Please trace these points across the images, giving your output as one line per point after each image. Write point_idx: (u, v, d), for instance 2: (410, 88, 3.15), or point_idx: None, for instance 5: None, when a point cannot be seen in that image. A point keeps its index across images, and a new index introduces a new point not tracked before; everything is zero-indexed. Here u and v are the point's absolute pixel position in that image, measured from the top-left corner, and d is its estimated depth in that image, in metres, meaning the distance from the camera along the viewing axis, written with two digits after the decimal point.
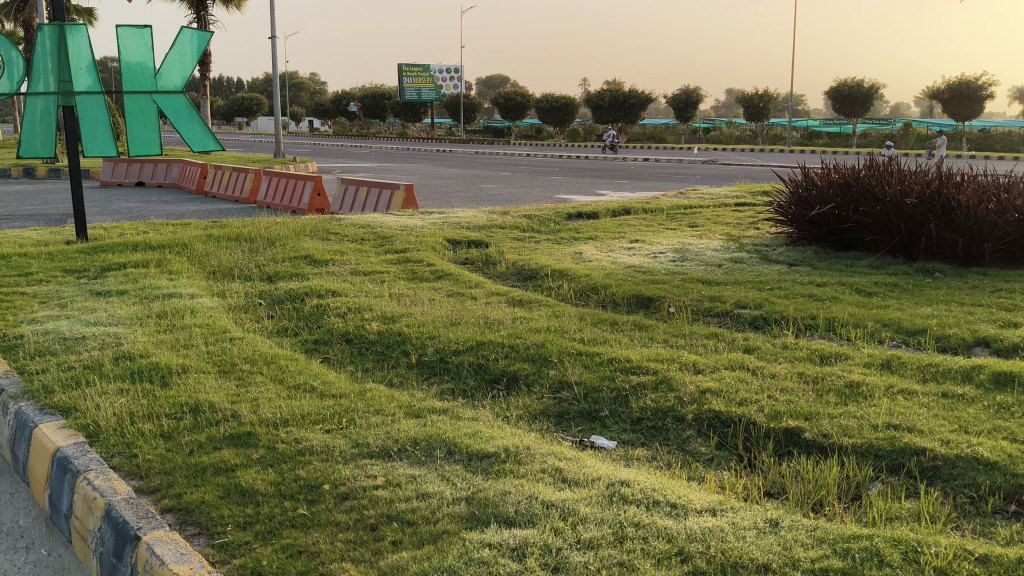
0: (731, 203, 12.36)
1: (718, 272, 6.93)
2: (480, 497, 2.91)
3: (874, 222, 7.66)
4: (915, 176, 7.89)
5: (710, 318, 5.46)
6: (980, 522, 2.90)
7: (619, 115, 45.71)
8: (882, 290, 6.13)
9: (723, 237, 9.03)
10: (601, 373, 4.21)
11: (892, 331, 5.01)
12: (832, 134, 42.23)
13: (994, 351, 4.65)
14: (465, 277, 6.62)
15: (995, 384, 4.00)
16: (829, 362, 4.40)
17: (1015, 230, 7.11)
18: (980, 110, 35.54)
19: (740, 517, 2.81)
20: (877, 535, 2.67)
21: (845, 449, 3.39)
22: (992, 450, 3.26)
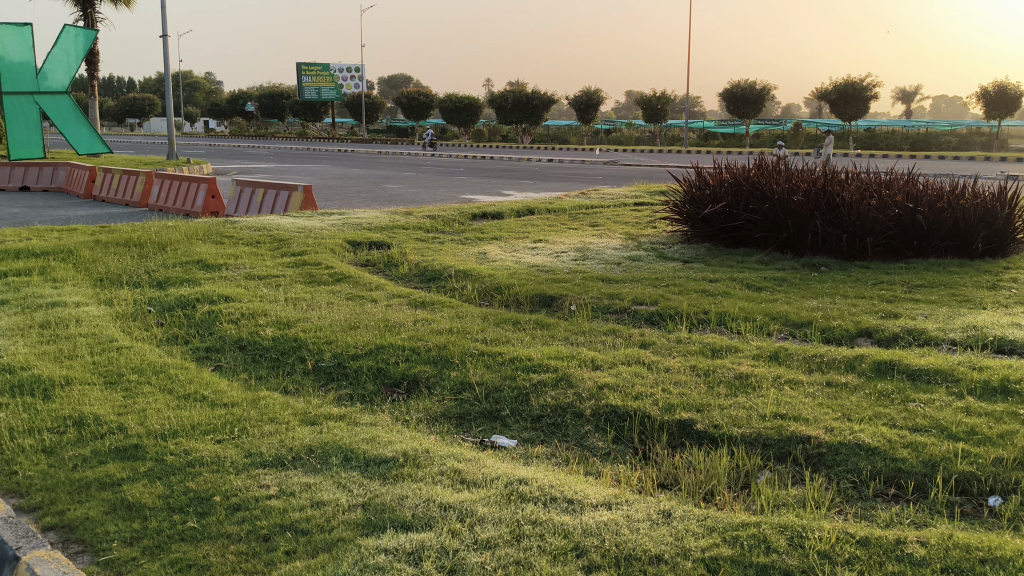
0: (631, 202, 12.56)
1: (617, 269, 7.04)
2: (376, 502, 2.88)
3: (763, 219, 7.91)
4: (802, 174, 8.17)
5: (609, 316, 5.54)
6: (862, 506, 3.03)
7: (522, 115, 45.82)
8: (771, 285, 6.33)
9: (622, 236, 9.18)
10: (501, 372, 4.21)
11: (780, 324, 5.19)
12: (727, 134, 43.41)
13: (876, 341, 4.86)
14: (364, 279, 6.55)
15: (876, 372, 4.17)
16: (722, 355, 4.52)
17: (894, 225, 7.44)
18: (865, 110, 36.91)
19: (634, 509, 2.86)
20: (765, 522, 2.75)
21: (735, 439, 3.49)
22: (873, 436, 3.39)
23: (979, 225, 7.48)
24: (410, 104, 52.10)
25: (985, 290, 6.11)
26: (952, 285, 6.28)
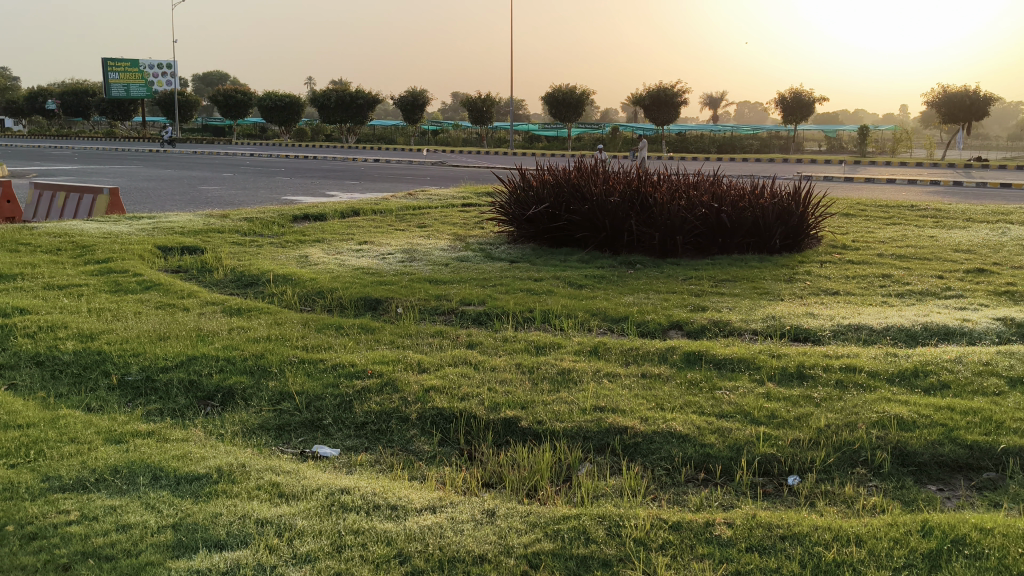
0: (457, 203, 12.63)
1: (443, 270, 7.05)
2: (188, 522, 2.75)
3: (583, 220, 8.14)
4: (618, 176, 8.47)
5: (436, 317, 5.53)
6: (674, 492, 3.16)
7: (346, 115, 45.05)
8: (592, 282, 6.52)
9: (448, 237, 9.19)
10: (324, 380, 4.12)
11: (600, 319, 5.35)
12: (550, 137, 44.46)
13: (687, 333, 5.10)
14: (176, 287, 6.25)
15: (686, 363, 4.38)
16: (545, 352, 4.61)
17: (701, 224, 7.86)
18: (677, 116, 38.66)
19: (458, 511, 2.86)
20: (584, 514, 2.82)
21: (557, 434, 3.56)
22: (684, 424, 3.55)
23: (777, 223, 8.01)
24: (229, 104, 50.17)
25: (784, 283, 6.54)
26: (754, 279, 6.69)
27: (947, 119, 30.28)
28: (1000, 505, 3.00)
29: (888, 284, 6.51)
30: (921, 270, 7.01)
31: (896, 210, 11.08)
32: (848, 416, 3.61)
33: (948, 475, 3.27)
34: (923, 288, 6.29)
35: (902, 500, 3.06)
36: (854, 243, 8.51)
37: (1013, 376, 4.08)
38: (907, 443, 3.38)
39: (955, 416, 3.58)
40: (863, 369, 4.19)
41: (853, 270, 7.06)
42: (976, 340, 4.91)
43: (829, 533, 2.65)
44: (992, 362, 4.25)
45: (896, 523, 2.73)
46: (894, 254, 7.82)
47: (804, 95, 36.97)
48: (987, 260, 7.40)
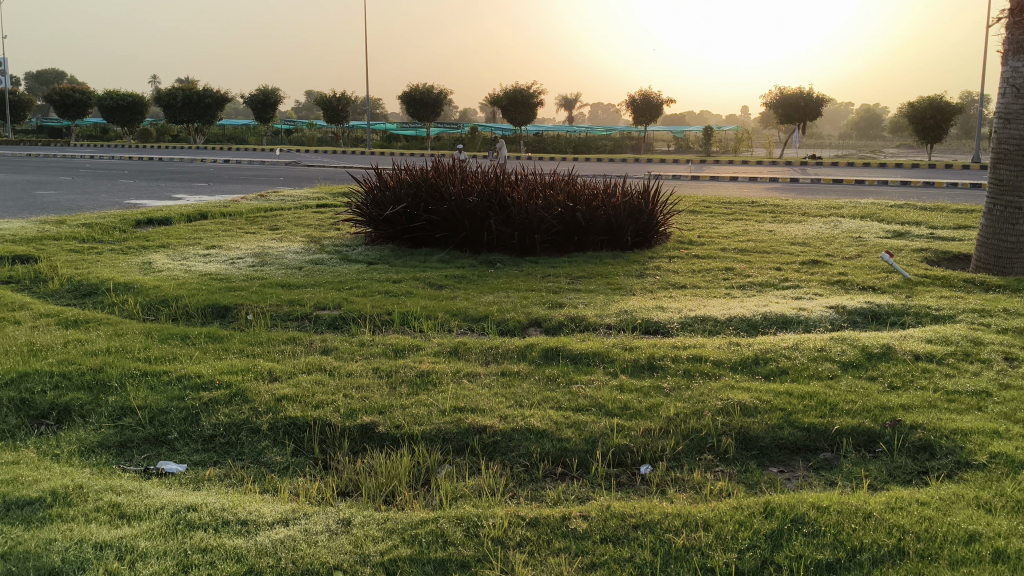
0: (312, 204, 12.37)
1: (297, 274, 6.89)
2: (18, 551, 2.56)
3: (442, 220, 8.12)
4: (475, 176, 8.49)
5: (289, 323, 5.39)
6: (533, 487, 3.20)
7: (195, 115, 43.32)
8: (451, 283, 6.51)
9: (302, 239, 8.99)
10: (169, 394, 3.94)
11: (459, 319, 5.35)
12: (408, 136, 44.21)
13: (544, 330, 5.17)
14: (6, 299, 5.84)
15: (544, 359, 4.44)
16: (403, 355, 4.57)
17: (558, 222, 7.99)
18: (533, 117, 39.01)
19: (312, 522, 2.79)
20: (442, 517, 2.81)
21: (415, 437, 3.53)
22: (541, 420, 3.59)
23: (628, 220, 8.24)
24: (66, 104, 47.33)
25: (635, 278, 6.73)
26: (608, 275, 6.85)
27: (784, 120, 31.97)
28: (835, 483, 3.18)
29: (731, 277, 6.80)
30: (762, 262, 7.37)
31: (738, 206, 11.61)
32: (696, 404, 3.74)
33: (788, 457, 3.45)
34: (764, 280, 6.61)
35: (747, 483, 3.20)
36: (701, 238, 8.85)
37: (845, 360, 4.34)
38: (750, 428, 3.53)
39: (793, 400, 3.77)
40: (710, 358, 4.36)
41: (700, 264, 7.34)
42: (811, 327, 5.21)
43: (679, 519, 2.74)
44: (826, 348, 4.51)
45: (741, 506, 2.85)
46: (738, 248, 8.19)
47: (653, 97, 38.18)
48: (821, 252, 7.86)
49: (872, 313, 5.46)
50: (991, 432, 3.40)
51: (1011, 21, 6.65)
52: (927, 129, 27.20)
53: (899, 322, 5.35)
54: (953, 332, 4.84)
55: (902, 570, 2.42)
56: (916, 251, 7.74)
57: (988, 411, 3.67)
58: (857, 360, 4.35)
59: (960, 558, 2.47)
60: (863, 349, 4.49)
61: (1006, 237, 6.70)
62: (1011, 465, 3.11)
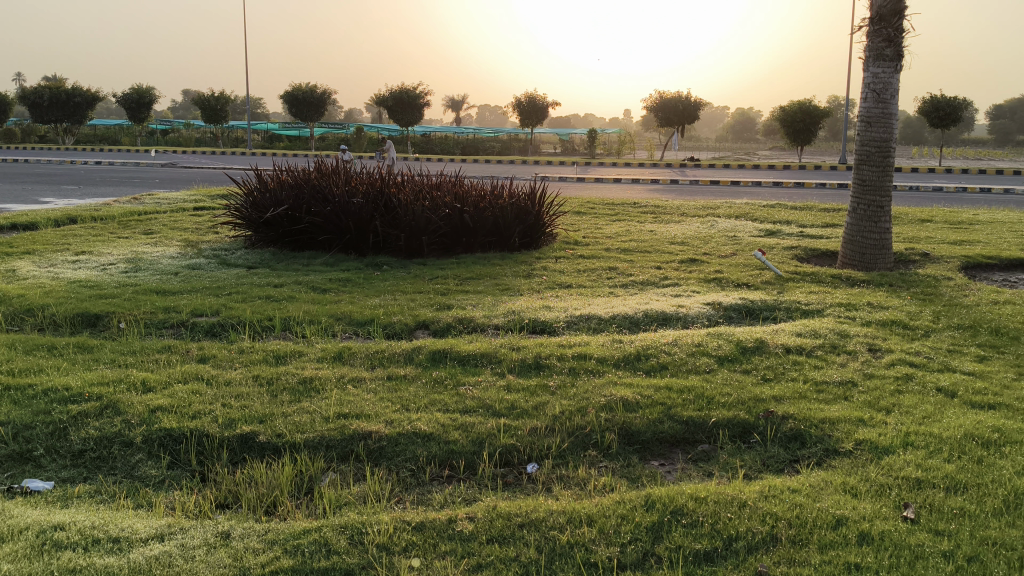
0: (190, 207, 11.98)
1: (173, 280, 6.67)
2: None
3: (325, 222, 7.98)
4: (360, 177, 8.39)
5: (164, 331, 5.21)
6: (419, 492, 3.18)
7: (63, 115, 41.33)
8: (336, 286, 6.42)
9: (178, 243, 8.70)
10: (34, 408, 3.74)
11: (344, 324, 5.27)
12: (291, 137, 43.31)
13: (432, 333, 5.15)
14: None
15: (431, 362, 4.43)
16: (285, 362, 4.47)
17: (445, 224, 7.98)
18: (419, 117, 38.70)
19: (189, 537, 2.71)
20: (325, 525, 2.76)
21: (298, 445, 3.45)
22: (428, 423, 3.58)
23: (515, 221, 8.30)
24: None
25: (522, 278, 6.79)
26: (496, 276, 6.88)
27: (665, 123, 32.82)
28: (712, 473, 3.29)
29: (615, 276, 6.94)
30: (643, 261, 7.55)
31: (621, 207, 11.85)
32: (581, 401, 3.80)
33: (668, 450, 3.55)
34: (645, 278, 6.77)
35: (629, 478, 3.27)
36: (585, 239, 8.99)
37: (721, 355, 4.49)
38: (632, 423, 3.61)
39: (674, 395, 3.88)
40: (594, 356, 4.44)
41: (584, 264, 7.46)
42: (690, 324, 5.36)
43: (563, 516, 2.78)
44: (704, 343, 4.65)
45: (623, 500, 2.91)
46: (621, 247, 8.37)
47: (539, 99, 38.51)
48: (699, 250, 8.10)
49: (746, 308, 5.66)
50: (856, 420, 3.58)
51: (871, 29, 7.02)
52: (797, 132, 28.40)
53: (772, 317, 5.56)
54: (822, 325, 5.08)
55: (776, 555, 2.52)
56: (787, 249, 8.08)
57: (854, 400, 3.86)
58: (732, 354, 4.50)
59: (828, 542, 2.59)
60: (738, 343, 4.65)
61: (869, 234, 7.07)
62: (874, 451, 3.28)
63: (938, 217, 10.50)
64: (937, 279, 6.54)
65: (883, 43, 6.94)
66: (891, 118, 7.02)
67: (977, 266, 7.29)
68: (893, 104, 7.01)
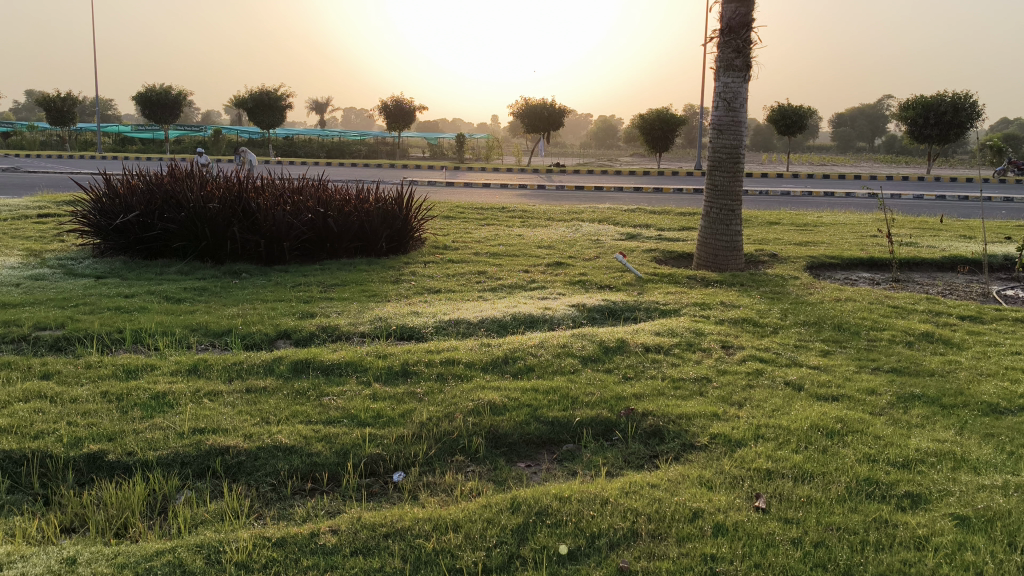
0: (32, 214, 11.28)
1: (14, 292, 6.26)
2: None
3: (180, 228, 7.69)
4: (217, 182, 8.12)
5: (3, 347, 4.88)
6: (280, 506, 3.09)
7: None
8: (192, 296, 6.18)
9: (19, 252, 8.18)
10: None
11: (200, 335, 5.08)
12: (145, 140, 41.47)
13: (294, 342, 5.03)
14: None
15: (293, 372, 4.32)
16: (136, 376, 4.27)
17: (307, 229, 7.82)
18: (281, 118, 37.72)
19: (30, 565, 2.54)
20: (180, 545, 2.66)
21: (150, 463, 3.30)
22: (289, 436, 3.49)
23: (381, 226, 8.22)
24: None
25: (389, 284, 6.73)
26: (361, 282, 6.80)
27: (530, 129, 33.25)
28: (576, 472, 3.34)
29: (483, 280, 6.98)
30: (510, 265, 7.61)
31: (488, 212, 11.94)
32: (448, 407, 3.79)
33: (535, 451, 3.59)
34: (512, 282, 6.83)
35: (496, 480, 3.28)
36: (452, 243, 9.01)
37: (585, 355, 4.58)
38: (499, 426, 3.63)
39: (539, 396, 3.92)
40: (461, 360, 4.44)
41: (452, 269, 7.46)
42: (555, 326, 5.44)
43: (428, 524, 2.76)
44: (568, 344, 4.73)
45: (489, 504, 2.91)
46: (488, 252, 8.42)
47: (404, 103, 38.24)
48: (564, 254, 8.25)
49: (609, 309, 5.80)
50: (711, 415, 3.72)
51: (722, 40, 7.31)
52: (656, 139, 29.33)
53: (633, 317, 5.72)
54: (679, 324, 5.25)
55: (636, 550, 2.58)
56: (647, 251, 8.32)
57: (709, 395, 4.01)
58: (595, 354, 4.60)
59: (686, 534, 2.67)
60: (601, 343, 4.75)
61: (722, 236, 7.37)
62: (728, 444, 3.42)
63: (786, 220, 11.06)
64: (785, 279, 6.87)
65: (733, 54, 7.24)
66: (740, 126, 7.33)
67: (822, 266, 7.71)
68: (742, 112, 7.32)
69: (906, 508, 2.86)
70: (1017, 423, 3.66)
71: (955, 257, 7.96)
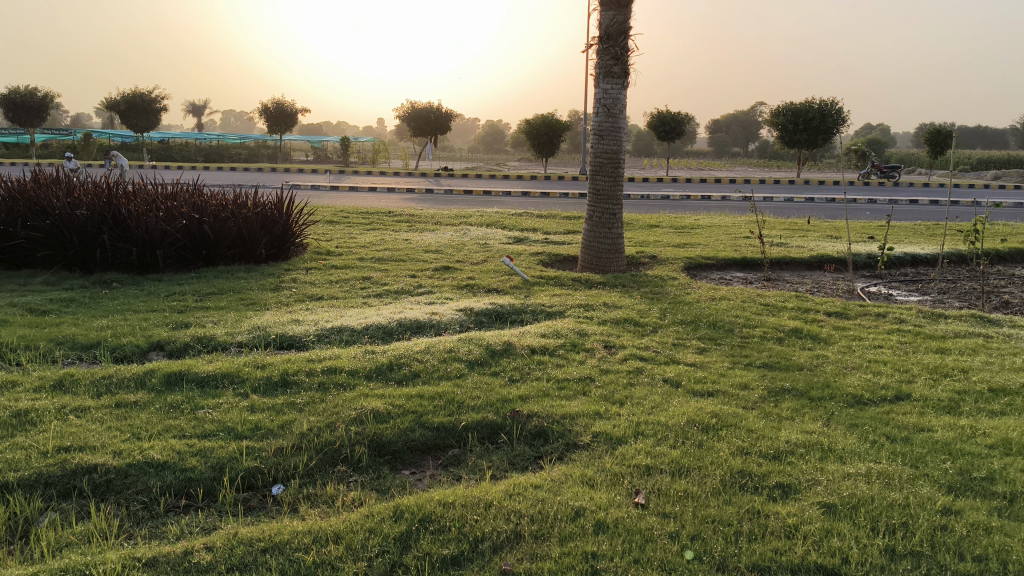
0: None
1: None
2: None
3: (45, 236, 7.34)
4: (84, 188, 7.78)
5: None
6: (152, 525, 2.97)
7: None
8: (58, 308, 5.90)
9: None
10: None
11: (66, 348, 4.85)
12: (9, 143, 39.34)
13: (167, 354, 4.86)
14: None
15: (166, 385, 4.17)
16: None
17: (182, 236, 7.51)
18: (156, 120, 36.43)
19: None
20: (43, 571, 2.52)
21: (11, 485, 3.13)
22: (162, 451, 3.37)
23: (260, 232, 7.99)
24: None
25: (269, 291, 6.59)
26: (241, 290, 6.63)
27: (417, 133, 33.12)
28: (461, 477, 3.34)
29: (368, 286, 6.91)
30: (396, 270, 7.56)
31: (375, 216, 11.82)
32: (329, 416, 3.73)
33: (419, 457, 3.57)
34: (397, 287, 6.79)
35: (379, 489, 3.25)
36: (336, 248, 8.88)
37: (471, 359, 4.58)
38: (382, 434, 3.60)
39: (424, 402, 3.91)
40: (344, 368, 4.38)
41: (336, 275, 7.36)
42: (442, 331, 5.43)
43: (308, 536, 2.71)
44: (454, 349, 4.73)
45: (371, 513, 2.88)
46: (373, 257, 8.33)
47: (286, 103, 37.49)
48: (451, 258, 8.24)
49: (496, 313, 5.83)
50: (594, 414, 3.79)
51: (600, 47, 7.45)
52: (542, 144, 29.65)
53: (519, 319, 5.76)
54: (564, 326, 5.33)
55: (519, 553, 2.60)
56: (534, 254, 8.40)
57: (592, 394, 4.08)
58: (481, 358, 4.61)
59: (568, 533, 2.71)
60: (487, 347, 4.77)
61: (604, 239, 7.51)
62: (610, 442, 3.48)
63: (667, 222, 11.37)
64: (665, 280, 7.06)
65: (611, 60, 7.39)
66: (620, 131, 7.48)
67: (699, 267, 7.96)
68: (621, 118, 7.48)
69: (777, 498, 2.97)
70: (879, 412, 3.87)
71: (823, 256, 8.33)
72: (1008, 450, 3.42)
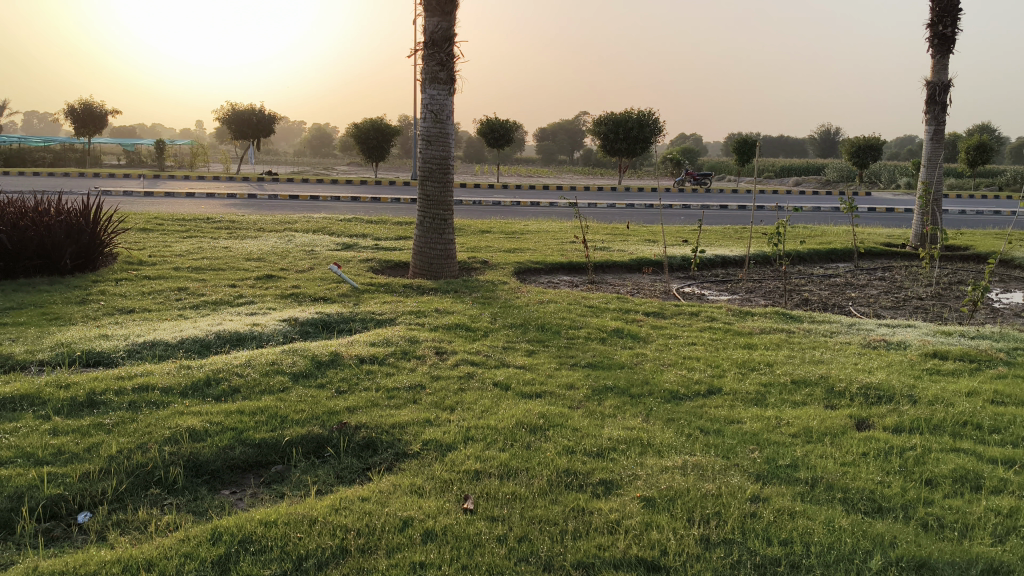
0: None
1: None
2: None
3: None
4: None
5: None
6: None
7: None
8: None
9: None
10: None
11: None
12: None
13: None
14: None
15: None
16: None
17: None
18: None
19: None
20: None
21: None
22: None
23: (66, 241, 7.51)
24: None
25: (75, 305, 6.20)
26: (42, 304, 6.20)
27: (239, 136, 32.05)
28: (284, 494, 3.25)
29: (185, 297, 6.62)
30: (215, 280, 7.28)
31: (192, 223, 11.32)
32: (141, 437, 3.54)
33: (240, 476, 3.45)
34: (217, 298, 6.54)
35: (196, 512, 3.12)
36: (150, 258, 8.45)
37: (296, 371, 4.47)
38: (199, 453, 3.45)
39: (245, 418, 3.78)
40: (157, 386, 4.17)
41: (149, 286, 7.00)
42: (265, 343, 5.27)
43: (117, 566, 2.56)
44: (278, 361, 4.60)
45: (188, 537, 2.76)
46: (191, 266, 7.99)
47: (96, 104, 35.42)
48: (275, 266, 8.02)
49: (322, 322, 5.72)
50: (423, 421, 3.78)
51: (426, 53, 7.46)
52: (371, 149, 29.37)
53: (347, 328, 5.68)
54: (394, 333, 5.29)
55: (345, 567, 2.56)
56: (363, 261, 8.30)
57: (421, 402, 4.07)
58: (307, 369, 4.51)
59: (395, 545, 2.69)
60: (313, 357, 4.67)
61: (435, 245, 7.53)
62: (439, 449, 3.49)
63: (495, 228, 11.53)
64: (494, 284, 7.14)
65: (437, 67, 7.41)
66: (447, 137, 7.51)
67: (528, 271, 8.11)
68: (448, 124, 7.50)
69: (600, 495, 3.07)
70: (694, 407, 4.06)
71: (642, 259, 8.69)
72: (808, 438, 3.67)
